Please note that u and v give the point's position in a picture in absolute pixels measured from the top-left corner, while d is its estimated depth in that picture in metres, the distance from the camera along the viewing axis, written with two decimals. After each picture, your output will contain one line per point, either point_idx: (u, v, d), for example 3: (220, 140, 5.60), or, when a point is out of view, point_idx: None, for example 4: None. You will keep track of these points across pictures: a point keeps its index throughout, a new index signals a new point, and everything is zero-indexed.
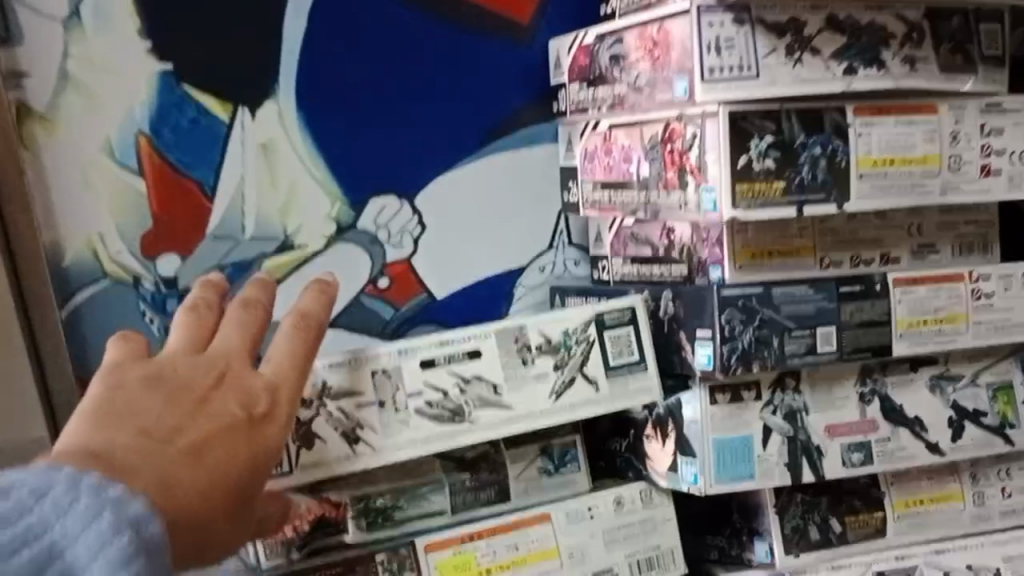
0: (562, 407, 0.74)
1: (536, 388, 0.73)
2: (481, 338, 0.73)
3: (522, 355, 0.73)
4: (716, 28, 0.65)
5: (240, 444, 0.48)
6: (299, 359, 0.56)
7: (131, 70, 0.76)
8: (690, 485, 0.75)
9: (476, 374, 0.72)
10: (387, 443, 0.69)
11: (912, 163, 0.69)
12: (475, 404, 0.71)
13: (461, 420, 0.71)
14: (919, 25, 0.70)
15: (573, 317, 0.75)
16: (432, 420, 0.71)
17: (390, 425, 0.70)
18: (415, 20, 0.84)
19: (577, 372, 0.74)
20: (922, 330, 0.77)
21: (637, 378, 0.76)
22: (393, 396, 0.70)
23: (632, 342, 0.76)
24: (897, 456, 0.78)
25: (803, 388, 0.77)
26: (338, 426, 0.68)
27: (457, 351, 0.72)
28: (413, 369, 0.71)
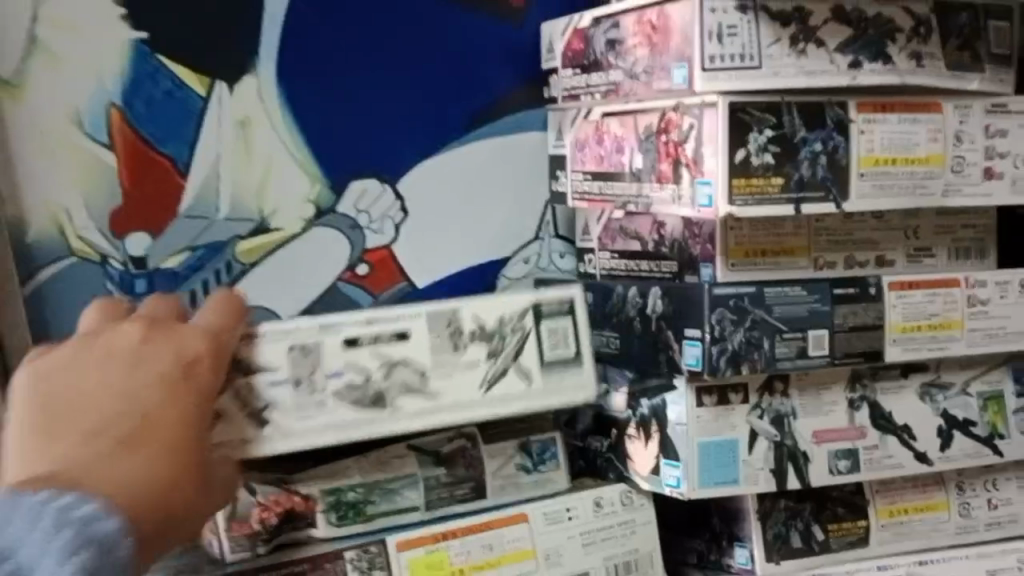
0: (491, 400, 0.69)
1: (466, 378, 0.68)
2: (413, 319, 0.67)
3: (454, 341, 0.68)
4: (718, 14, 0.62)
5: (189, 403, 0.49)
6: (214, 321, 0.58)
7: (102, 37, 0.72)
8: (672, 488, 0.73)
9: (403, 358, 0.67)
10: (299, 426, 0.64)
11: (915, 163, 0.67)
12: (399, 390, 0.66)
13: (382, 406, 0.66)
14: (927, 19, 0.67)
15: (512, 302, 0.70)
16: (351, 405, 0.65)
17: (304, 407, 0.64)
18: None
19: (510, 363, 0.69)
20: (916, 336, 0.74)
21: (574, 372, 0.71)
22: (311, 375, 0.64)
23: (572, 331, 0.72)
24: (885, 464, 0.76)
25: (791, 393, 0.75)
26: (244, 404, 0.63)
27: (384, 332, 0.66)
28: (334, 347, 0.65)
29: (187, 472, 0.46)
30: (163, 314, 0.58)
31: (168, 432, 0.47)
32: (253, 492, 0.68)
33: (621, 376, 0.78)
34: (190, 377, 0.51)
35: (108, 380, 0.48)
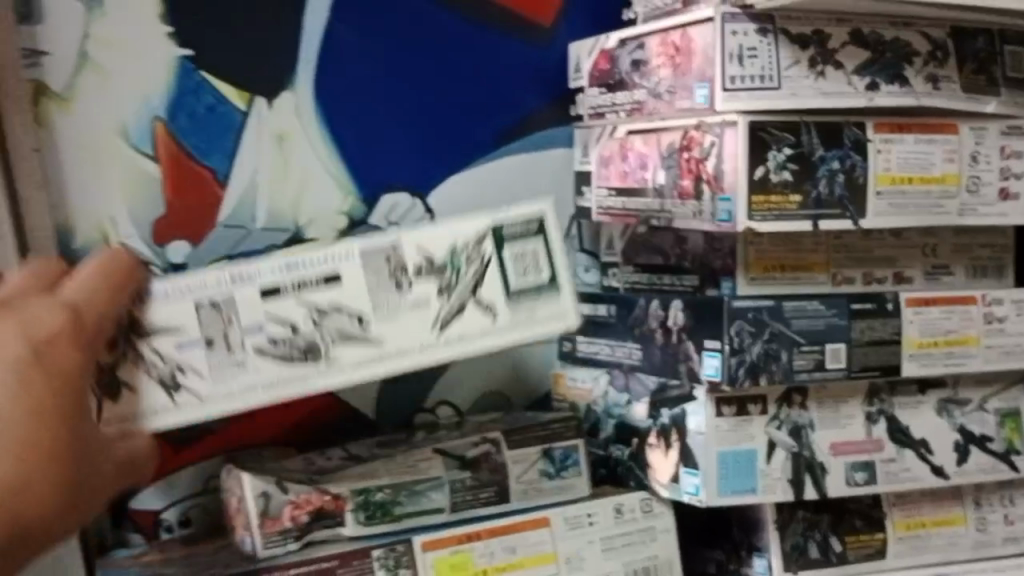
0: (446, 340, 0.64)
1: (414, 319, 0.64)
2: (344, 259, 0.63)
3: (393, 281, 0.64)
4: (739, 37, 0.65)
5: (37, 395, 0.48)
6: (98, 293, 0.55)
7: (149, 53, 0.76)
8: (691, 496, 0.75)
9: (335, 303, 0.63)
10: (218, 390, 0.62)
11: (931, 182, 0.69)
12: (334, 339, 0.63)
13: (315, 359, 0.62)
14: (943, 43, 0.70)
15: (462, 234, 0.65)
16: (277, 360, 0.62)
17: (222, 369, 0.62)
18: (428, 14, 0.84)
19: (466, 297, 0.65)
20: (933, 352, 0.76)
21: (545, 304, 0.66)
22: (224, 332, 0.62)
23: (540, 260, 0.67)
24: (902, 477, 0.78)
25: (809, 405, 0.76)
26: (153, 371, 0.61)
27: (310, 275, 0.62)
28: (251, 300, 0.62)
29: (28, 480, 0.46)
30: (42, 275, 0.55)
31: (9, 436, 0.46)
32: (285, 491, 0.71)
33: (642, 386, 0.80)
34: (33, 364, 0.49)
35: None
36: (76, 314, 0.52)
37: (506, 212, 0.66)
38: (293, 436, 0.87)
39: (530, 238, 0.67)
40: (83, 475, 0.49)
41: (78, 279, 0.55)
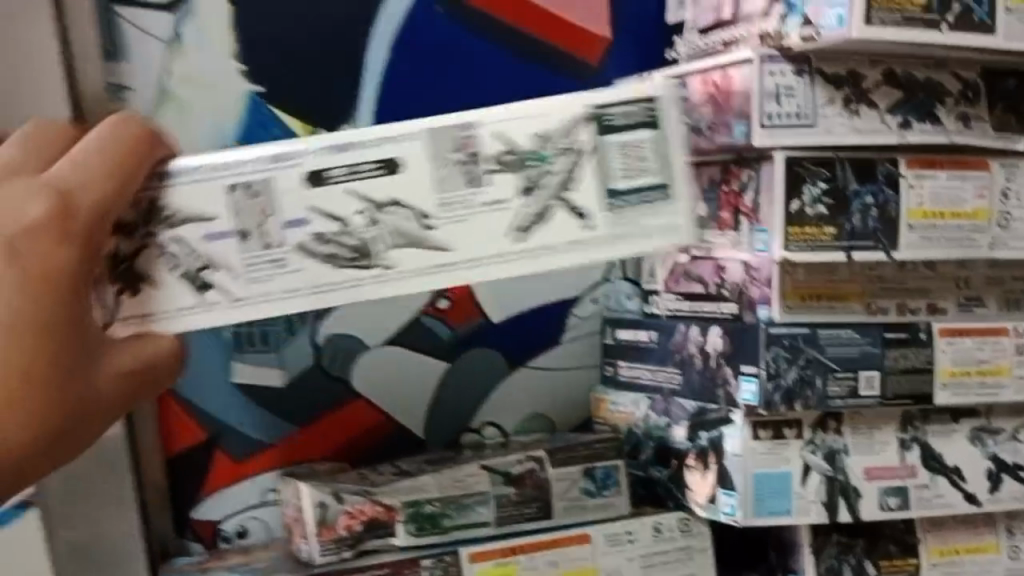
0: (532, 250, 0.56)
1: (489, 219, 0.56)
2: (407, 142, 0.55)
3: (467, 171, 0.56)
4: (777, 77, 0.68)
5: (8, 303, 0.42)
6: (71, 176, 0.46)
7: (223, 88, 0.78)
8: (727, 516, 0.77)
9: (394, 197, 0.55)
10: (256, 290, 0.55)
11: (962, 216, 0.72)
12: (389, 241, 0.55)
13: (368, 263, 0.55)
14: (975, 84, 0.73)
15: (547, 122, 0.56)
16: (323, 261, 0.55)
17: (258, 267, 0.55)
18: (480, 47, 0.84)
19: (553, 198, 0.56)
20: (966, 381, 0.78)
21: (652, 210, 0.57)
22: (261, 224, 0.54)
23: (647, 156, 0.57)
24: (935, 502, 0.80)
25: (844, 431, 0.79)
26: (177, 265, 0.54)
27: (365, 162, 0.55)
28: (292, 186, 0.55)
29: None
30: (38, 150, 0.48)
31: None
32: (341, 502, 0.75)
33: (681, 410, 0.83)
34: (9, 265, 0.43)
35: None
36: (68, 201, 0.45)
37: (604, 97, 0.57)
38: (344, 453, 0.91)
39: (636, 131, 0.57)
40: (78, 389, 0.45)
41: (74, 155, 0.47)
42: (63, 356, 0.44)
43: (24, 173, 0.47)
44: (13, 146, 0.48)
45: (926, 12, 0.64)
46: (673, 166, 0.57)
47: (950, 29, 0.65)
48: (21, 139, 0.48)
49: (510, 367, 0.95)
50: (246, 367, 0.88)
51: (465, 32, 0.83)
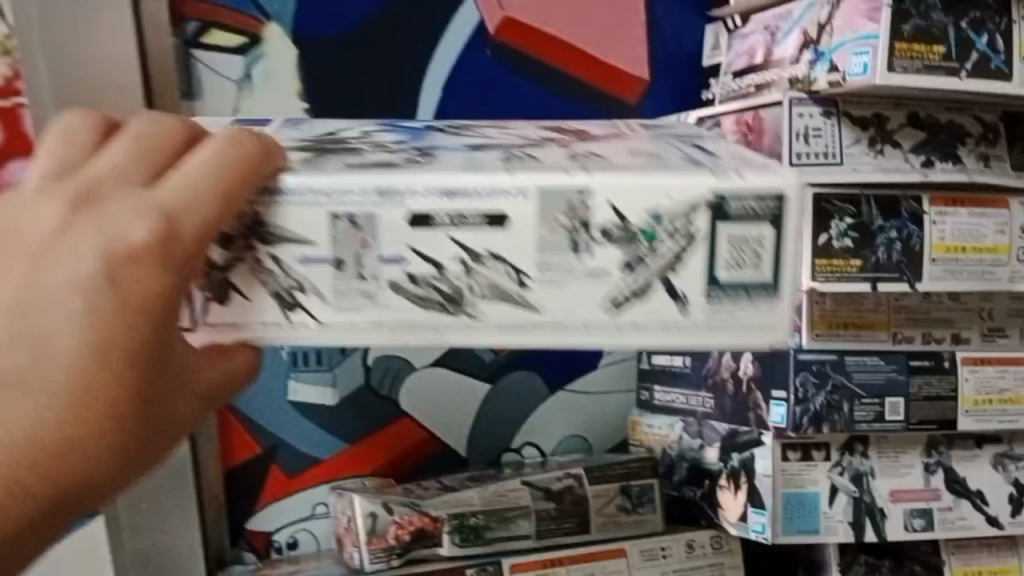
0: (620, 325, 0.51)
1: (592, 283, 0.51)
2: (518, 199, 0.50)
3: (573, 237, 0.51)
4: (806, 118, 0.73)
5: (108, 327, 0.41)
6: (175, 195, 0.44)
7: None
8: (758, 534, 0.80)
9: (493, 251, 0.50)
10: (341, 320, 0.51)
11: (983, 251, 0.76)
12: (482, 294, 0.50)
13: (456, 312, 0.50)
14: (995, 126, 0.77)
15: (671, 192, 0.51)
16: (414, 303, 0.50)
17: (349, 297, 0.50)
18: (521, 88, 0.86)
19: (661, 274, 0.51)
20: (988, 409, 0.82)
21: (753, 307, 0.52)
22: (359, 254, 0.50)
23: (763, 249, 0.52)
24: (958, 524, 0.83)
25: (871, 453, 0.82)
26: (270, 282, 0.50)
27: (474, 211, 0.50)
28: (397, 224, 0.50)
29: (93, 426, 0.42)
30: (150, 151, 0.47)
31: (62, 375, 0.41)
32: (391, 513, 0.79)
33: (714, 432, 0.87)
34: (113, 291, 0.42)
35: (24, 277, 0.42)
36: (170, 220, 0.43)
37: (738, 180, 0.51)
38: (391, 469, 0.96)
39: (761, 221, 0.52)
40: (162, 415, 0.44)
41: (186, 169, 0.45)
42: (144, 385, 0.43)
43: (136, 179, 0.45)
44: (125, 148, 0.47)
45: (946, 61, 0.69)
46: (786, 264, 0.52)
47: (968, 76, 0.69)
48: (133, 140, 0.47)
49: (549, 391, 0.99)
50: (301, 385, 0.93)
51: (521, 80, 0.86)
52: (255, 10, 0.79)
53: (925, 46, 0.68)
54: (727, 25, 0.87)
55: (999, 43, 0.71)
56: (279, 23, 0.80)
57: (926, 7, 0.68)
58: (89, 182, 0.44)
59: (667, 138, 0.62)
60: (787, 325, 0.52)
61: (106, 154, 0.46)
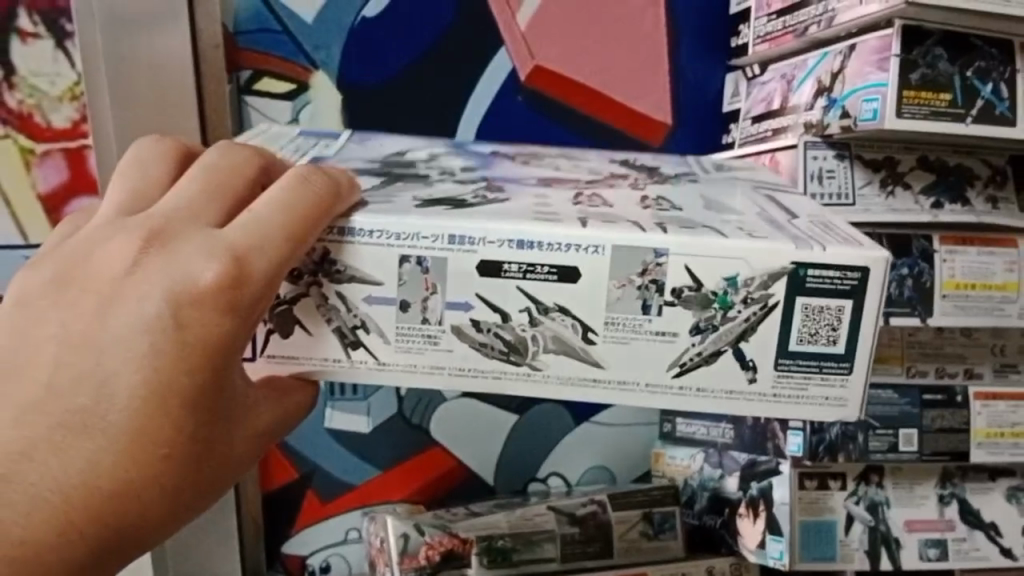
0: (681, 387, 0.54)
1: (654, 341, 0.53)
2: (592, 253, 0.52)
3: (645, 297, 0.53)
4: (819, 160, 0.77)
5: (169, 371, 0.44)
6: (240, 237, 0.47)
7: None
8: (775, 561, 0.82)
9: (561, 304, 0.53)
10: (400, 360, 0.54)
11: (993, 288, 0.79)
12: (546, 347, 0.53)
13: (519, 361, 0.53)
14: (1002, 169, 0.82)
15: (749, 258, 0.53)
16: (477, 348, 0.53)
17: (411, 341, 0.53)
18: (556, 130, 0.91)
19: (728, 341, 0.54)
20: (1001, 441, 0.85)
21: (824, 380, 0.55)
22: (424, 297, 0.53)
23: (838, 324, 0.54)
24: (972, 555, 0.86)
25: (885, 484, 0.86)
26: (334, 319, 0.53)
27: (542, 263, 0.52)
28: (466, 272, 0.52)
29: (155, 466, 0.45)
30: (216, 187, 0.50)
31: (120, 419, 0.44)
32: (423, 534, 0.82)
33: (734, 462, 0.89)
34: (181, 333, 0.45)
35: (92, 317, 0.45)
36: (236, 263, 0.46)
37: (821, 252, 0.53)
38: (423, 494, 0.99)
39: (838, 296, 0.54)
40: (218, 452, 0.48)
41: (254, 210, 0.48)
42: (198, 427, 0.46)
43: (203, 218, 0.48)
44: (196, 186, 0.50)
45: (952, 107, 0.73)
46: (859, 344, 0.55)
47: (973, 122, 0.74)
48: (204, 176, 0.50)
49: (574, 421, 1.02)
50: (338, 414, 0.97)
51: (559, 129, 0.90)
52: (303, 59, 0.84)
53: (932, 93, 0.72)
54: (745, 74, 0.91)
55: (1004, 91, 0.75)
56: (327, 72, 0.85)
57: (933, 57, 0.72)
58: (158, 221, 0.47)
59: (745, 190, 0.64)
60: (856, 403, 0.55)
61: (178, 190, 0.49)
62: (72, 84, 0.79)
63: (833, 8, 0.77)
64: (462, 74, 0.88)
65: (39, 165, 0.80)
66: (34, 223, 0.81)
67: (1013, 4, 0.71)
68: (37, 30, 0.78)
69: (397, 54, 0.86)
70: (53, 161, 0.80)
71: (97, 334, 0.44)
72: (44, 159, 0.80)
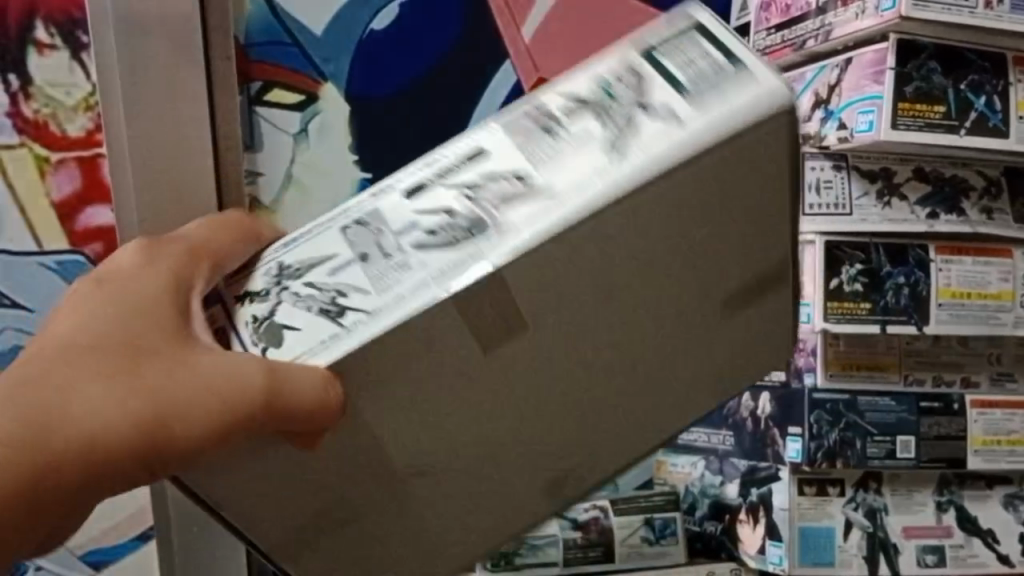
0: (627, 168, 0.39)
1: (584, 154, 0.40)
2: (475, 134, 0.43)
3: (544, 129, 0.42)
4: (817, 171, 0.79)
5: None
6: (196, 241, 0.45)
7: (338, 174, 0.86)
8: (775, 566, 0.83)
9: (485, 173, 0.42)
10: (387, 298, 0.39)
11: (988, 296, 0.82)
12: (494, 207, 0.40)
13: (482, 232, 0.40)
14: (997, 180, 0.83)
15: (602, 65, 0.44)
16: (439, 249, 0.40)
17: (380, 273, 0.40)
18: None
19: (635, 112, 0.41)
20: (997, 449, 0.86)
21: (732, 78, 0.41)
22: (367, 237, 0.42)
23: (703, 44, 0.42)
24: (969, 561, 0.87)
25: (884, 491, 0.86)
26: (309, 304, 0.40)
27: (450, 161, 0.43)
28: (385, 208, 0.43)
29: None
30: None
31: None
32: None
33: (734, 469, 0.90)
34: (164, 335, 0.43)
35: None
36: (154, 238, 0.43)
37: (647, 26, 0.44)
38: None
39: (686, 41, 0.43)
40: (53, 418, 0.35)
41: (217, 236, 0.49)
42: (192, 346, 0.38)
43: None
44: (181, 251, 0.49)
45: (946, 119, 0.75)
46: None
47: (967, 133, 0.75)
48: None
49: None
50: None
51: None
52: (313, 70, 0.85)
53: (926, 106, 0.74)
54: None
55: (997, 104, 0.77)
56: (335, 83, 0.85)
57: (927, 71, 0.74)
58: None
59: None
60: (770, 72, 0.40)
61: None
62: (88, 96, 0.79)
63: (831, 22, 0.79)
64: (468, 89, 0.89)
65: (54, 173, 0.80)
66: (49, 231, 0.81)
67: (1004, 19, 0.73)
68: (53, 41, 0.77)
69: (404, 67, 0.87)
70: (67, 170, 0.80)
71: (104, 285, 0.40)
72: (58, 168, 0.80)
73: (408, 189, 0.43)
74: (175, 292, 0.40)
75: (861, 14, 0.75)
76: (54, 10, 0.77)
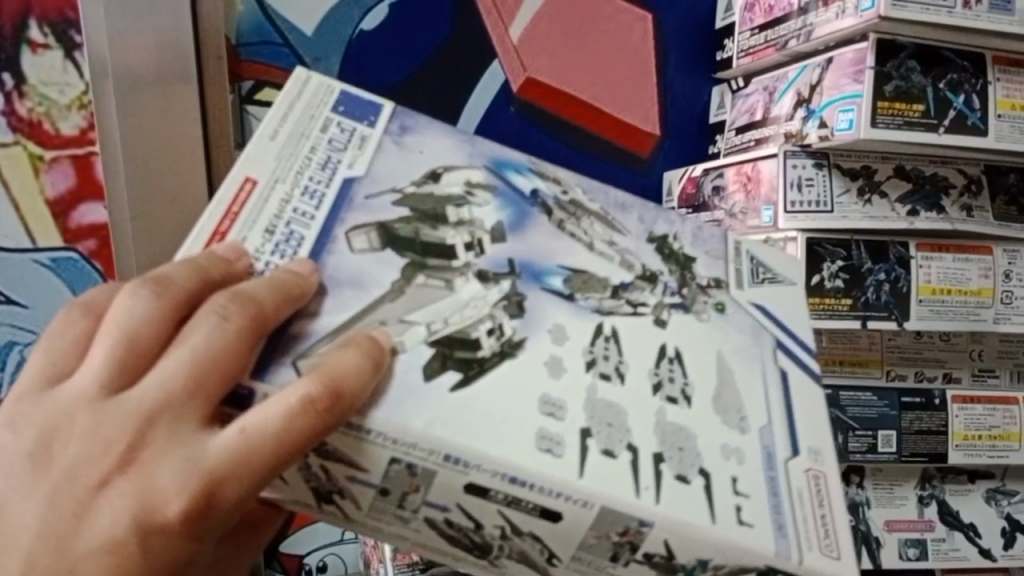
0: (729, 490, 0.44)
1: (704, 440, 0.46)
2: (628, 407, 0.45)
3: (667, 398, 0.46)
4: (799, 170, 0.79)
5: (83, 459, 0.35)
6: (218, 265, 0.41)
7: None
8: None
9: (565, 492, 0.41)
10: (367, 519, 0.44)
11: (968, 293, 0.84)
12: (509, 553, 0.44)
13: (479, 555, 0.45)
14: (978, 178, 0.84)
15: (765, 373, 0.51)
16: (444, 538, 0.44)
17: (380, 516, 0.44)
18: (547, 134, 0.93)
19: (758, 453, 0.47)
20: (978, 443, 0.87)
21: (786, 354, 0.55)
22: (406, 493, 0.42)
23: (823, 495, 0.47)
24: (951, 555, 0.88)
25: (866, 484, 0.88)
26: (311, 480, 0.43)
27: (619, 370, 0.46)
28: (577, 388, 0.44)
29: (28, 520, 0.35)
30: (287, 290, 0.40)
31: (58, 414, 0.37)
32: None
33: None
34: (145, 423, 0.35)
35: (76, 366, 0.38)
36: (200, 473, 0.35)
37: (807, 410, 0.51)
38: None
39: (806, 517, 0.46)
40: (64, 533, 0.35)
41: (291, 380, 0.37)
42: (213, 532, 0.37)
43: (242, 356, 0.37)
44: (273, 294, 0.40)
45: (925, 117, 0.76)
46: (776, 321, 0.55)
47: (945, 132, 0.77)
48: (273, 286, 0.40)
49: None
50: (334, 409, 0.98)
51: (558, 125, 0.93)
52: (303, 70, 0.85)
53: (906, 105, 0.75)
54: (731, 87, 0.95)
55: (975, 102, 0.78)
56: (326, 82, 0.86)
57: (907, 70, 0.75)
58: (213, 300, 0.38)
59: (662, 211, 0.59)
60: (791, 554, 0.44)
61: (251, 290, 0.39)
62: (81, 94, 0.79)
63: (812, 23, 0.80)
64: (457, 88, 0.89)
65: (49, 171, 0.80)
66: (46, 231, 0.82)
67: (982, 19, 0.74)
68: (47, 41, 0.77)
69: (396, 65, 0.87)
70: (60, 168, 0.80)
71: (140, 423, 0.35)
72: (53, 166, 0.80)
73: (557, 414, 0.43)
74: (232, 488, 0.36)
75: (841, 14, 0.76)
76: (49, 11, 0.77)
